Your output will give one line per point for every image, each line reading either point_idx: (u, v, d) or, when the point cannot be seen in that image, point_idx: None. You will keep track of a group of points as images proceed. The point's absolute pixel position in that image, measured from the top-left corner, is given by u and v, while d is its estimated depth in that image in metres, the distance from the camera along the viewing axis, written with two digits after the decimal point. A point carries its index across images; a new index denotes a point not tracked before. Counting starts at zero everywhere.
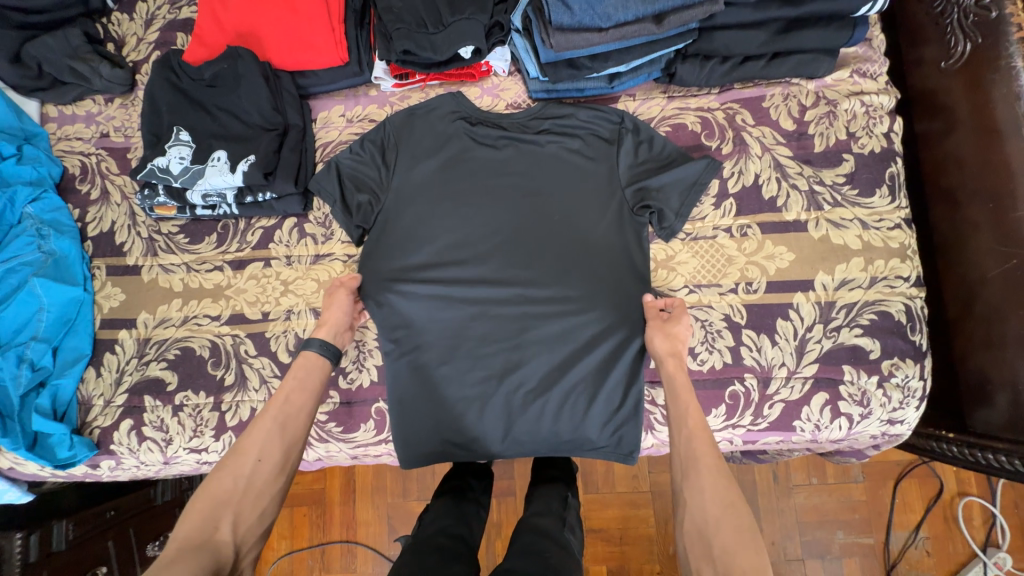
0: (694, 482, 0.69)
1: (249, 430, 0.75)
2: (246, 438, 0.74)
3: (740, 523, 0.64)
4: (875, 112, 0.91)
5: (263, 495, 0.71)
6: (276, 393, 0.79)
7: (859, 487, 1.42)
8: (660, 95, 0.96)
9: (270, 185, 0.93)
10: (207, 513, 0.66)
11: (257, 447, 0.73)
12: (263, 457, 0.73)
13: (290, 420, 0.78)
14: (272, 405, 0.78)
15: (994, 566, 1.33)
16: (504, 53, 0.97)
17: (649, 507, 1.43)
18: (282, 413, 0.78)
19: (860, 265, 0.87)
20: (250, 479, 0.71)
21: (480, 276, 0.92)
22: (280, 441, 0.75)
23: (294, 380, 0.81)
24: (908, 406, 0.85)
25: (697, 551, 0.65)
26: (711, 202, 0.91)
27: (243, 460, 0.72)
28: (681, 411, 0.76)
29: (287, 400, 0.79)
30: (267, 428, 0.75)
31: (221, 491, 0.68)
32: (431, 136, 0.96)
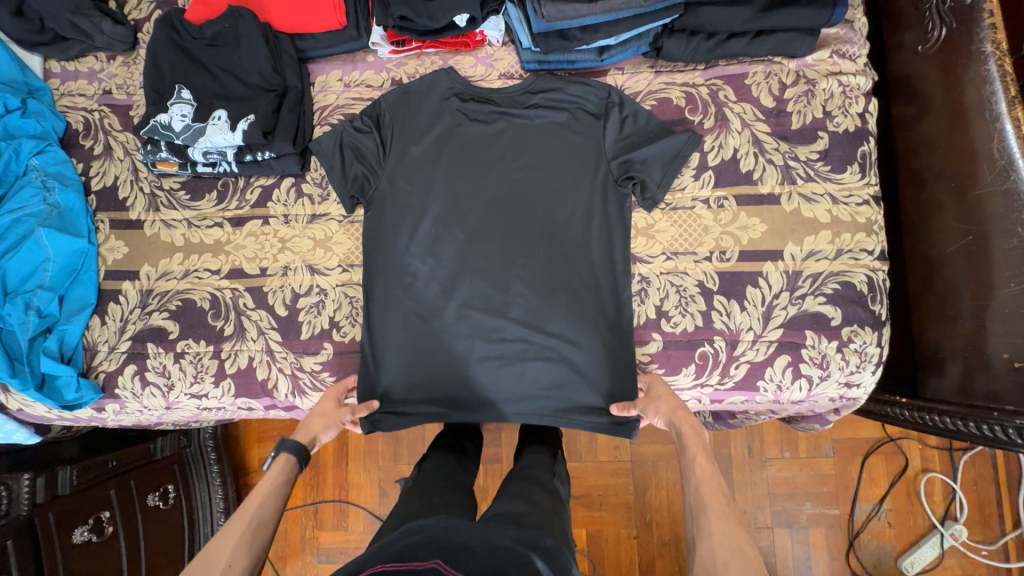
0: (705, 528, 0.68)
1: (217, 538, 0.68)
2: (215, 547, 0.66)
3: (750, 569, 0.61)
4: (852, 92, 0.95)
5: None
6: (249, 496, 0.74)
7: (829, 462, 1.50)
8: (648, 69, 0.99)
9: (269, 144, 0.96)
10: None
11: (226, 553, 0.66)
12: (232, 564, 0.65)
13: (264, 526, 0.71)
14: (244, 508, 0.72)
15: (951, 537, 1.43)
16: (499, 23, 0.99)
17: (629, 475, 1.51)
18: (256, 514, 0.71)
19: (828, 238, 0.92)
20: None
21: (470, 243, 0.97)
22: (252, 547, 0.68)
23: (270, 485, 0.76)
24: (865, 370, 0.92)
25: None
26: (691, 174, 0.95)
27: (211, 567, 0.64)
28: (690, 461, 0.76)
29: (264, 505, 0.73)
30: (238, 535, 0.68)
31: None
32: (424, 113, 1.00)
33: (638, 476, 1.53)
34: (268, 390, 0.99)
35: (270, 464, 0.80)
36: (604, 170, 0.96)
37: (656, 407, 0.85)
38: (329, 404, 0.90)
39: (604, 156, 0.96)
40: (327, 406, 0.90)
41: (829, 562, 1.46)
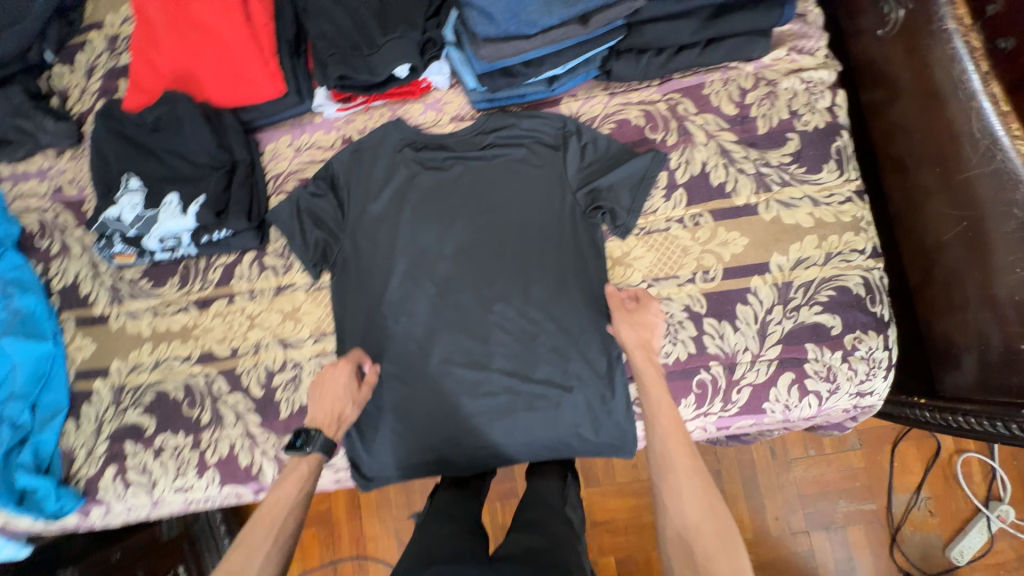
0: (672, 486, 0.66)
1: (241, 547, 0.67)
2: (238, 557, 0.66)
3: (720, 528, 0.62)
4: (816, 88, 0.91)
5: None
6: (269, 503, 0.72)
7: (857, 454, 1.43)
8: (602, 92, 0.95)
9: (223, 224, 0.93)
10: None
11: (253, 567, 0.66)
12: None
13: (285, 539, 0.70)
14: (270, 517, 0.71)
15: (998, 519, 1.34)
16: (442, 68, 0.97)
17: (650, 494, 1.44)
18: (283, 525, 0.70)
19: (814, 242, 0.87)
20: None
21: (442, 295, 0.93)
22: (279, 561, 0.68)
23: (296, 490, 0.74)
24: (876, 376, 0.86)
25: (681, 562, 0.61)
26: (661, 195, 0.91)
27: None
28: (656, 409, 0.73)
29: (291, 514, 0.72)
30: (266, 548, 0.68)
31: None
32: (379, 169, 0.97)
33: None
34: (253, 475, 0.94)
35: (292, 452, 0.77)
36: (569, 201, 0.92)
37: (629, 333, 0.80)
38: (349, 386, 0.85)
39: (568, 186, 0.92)
40: (351, 387, 0.85)
41: (873, 561, 1.38)
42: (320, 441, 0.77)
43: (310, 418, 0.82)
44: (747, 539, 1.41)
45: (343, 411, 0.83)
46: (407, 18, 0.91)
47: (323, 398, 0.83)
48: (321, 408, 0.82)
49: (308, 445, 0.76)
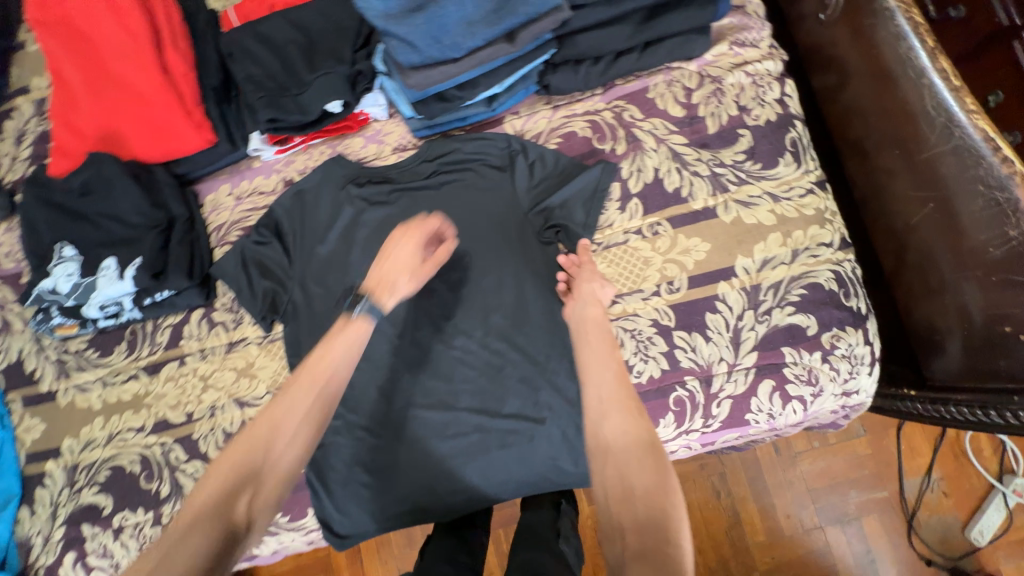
0: (612, 426, 0.66)
1: (285, 398, 0.71)
2: (281, 403, 0.71)
3: (660, 464, 0.62)
4: (763, 80, 0.88)
5: (283, 476, 0.69)
6: (313, 359, 0.74)
7: (863, 441, 1.37)
8: (545, 106, 0.92)
9: (162, 284, 0.89)
10: (230, 479, 0.65)
11: (290, 424, 0.70)
12: (293, 442, 0.70)
13: (324, 404, 0.73)
14: (310, 377, 0.73)
15: (1015, 495, 1.27)
16: (377, 98, 0.92)
17: None
18: (321, 390, 0.73)
19: (779, 241, 0.83)
20: (276, 460, 0.68)
21: (400, 334, 0.89)
22: (319, 417, 0.72)
23: (339, 354, 0.74)
24: (860, 374, 0.81)
25: (619, 499, 0.61)
26: (616, 207, 0.87)
27: (276, 437, 0.69)
28: (601, 354, 0.73)
29: (332, 376, 0.74)
30: (306, 405, 0.71)
31: (246, 463, 0.66)
32: (323, 209, 0.93)
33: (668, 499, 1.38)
34: None
35: (344, 312, 0.77)
36: (521, 224, 0.88)
37: (588, 280, 0.80)
38: (412, 255, 0.79)
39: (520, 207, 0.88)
40: (409, 261, 0.79)
41: (892, 551, 1.31)
42: (369, 306, 0.76)
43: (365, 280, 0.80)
44: (761, 542, 1.33)
45: (394, 284, 0.78)
46: (334, 53, 0.88)
47: (382, 264, 0.79)
48: (378, 269, 0.78)
49: (356, 308, 0.75)
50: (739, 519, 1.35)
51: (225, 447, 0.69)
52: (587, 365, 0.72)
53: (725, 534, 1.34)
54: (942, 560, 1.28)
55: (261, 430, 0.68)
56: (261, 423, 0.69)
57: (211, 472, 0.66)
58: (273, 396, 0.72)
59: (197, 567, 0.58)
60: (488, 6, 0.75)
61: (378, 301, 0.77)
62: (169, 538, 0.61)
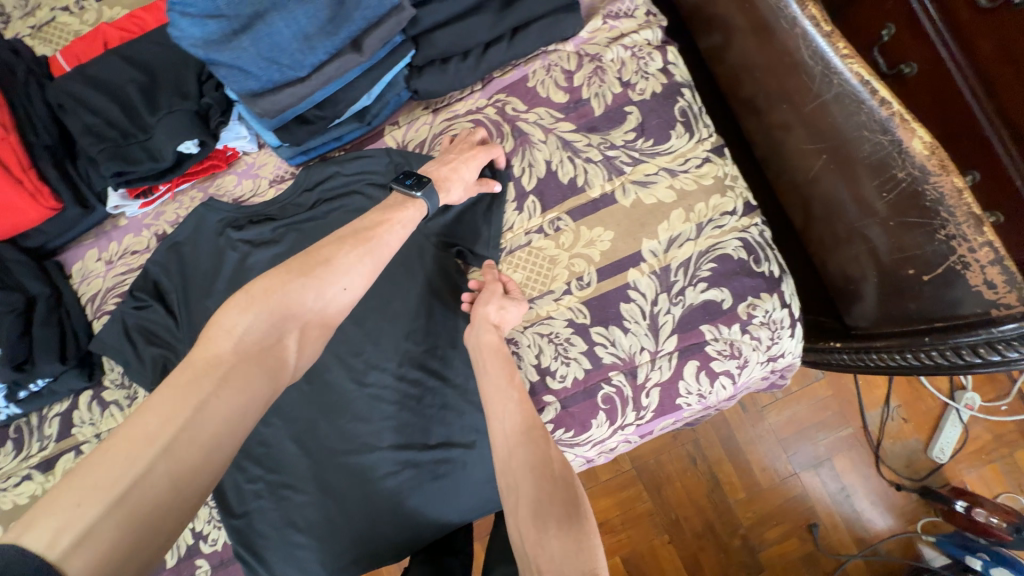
0: (523, 461, 0.65)
1: (337, 247, 0.66)
2: (336, 252, 0.65)
3: (568, 497, 0.61)
4: (642, 51, 0.83)
5: (327, 327, 0.65)
6: (377, 215, 0.71)
7: (823, 384, 1.36)
8: (424, 112, 0.85)
9: (32, 373, 0.80)
10: (273, 322, 0.59)
11: (343, 274, 0.65)
12: (349, 286, 0.65)
13: (380, 261, 0.69)
14: (371, 234, 0.68)
15: (967, 408, 1.30)
16: (239, 131, 0.84)
17: (635, 484, 1.36)
18: (378, 249, 0.68)
19: (682, 217, 0.80)
20: (323, 308, 0.64)
21: (310, 380, 0.82)
22: (373, 271, 0.68)
23: (404, 219, 0.72)
24: (782, 337, 0.80)
25: (532, 539, 0.59)
26: (514, 208, 0.82)
27: (328, 280, 0.64)
28: (499, 385, 0.71)
29: (389, 241, 0.69)
30: (361, 259, 0.67)
31: (290, 306, 0.60)
32: (204, 261, 0.84)
33: (649, 478, 1.36)
34: None
35: (400, 187, 0.74)
36: (420, 245, 0.82)
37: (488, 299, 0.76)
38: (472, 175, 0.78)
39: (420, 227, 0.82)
40: (469, 174, 0.77)
41: (864, 483, 1.32)
42: (427, 196, 0.73)
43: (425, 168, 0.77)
44: (742, 499, 1.33)
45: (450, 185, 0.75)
46: (178, 89, 0.80)
47: (444, 164, 0.76)
48: (439, 166, 0.76)
49: (420, 189, 0.73)
50: (718, 482, 1.34)
51: (255, 284, 0.60)
52: (490, 399, 0.71)
53: (705, 497, 1.34)
54: (910, 483, 1.31)
55: (312, 267, 0.63)
56: (308, 262, 0.64)
57: (247, 308, 0.58)
58: (320, 243, 0.67)
59: (246, 411, 0.53)
60: (321, 15, 0.68)
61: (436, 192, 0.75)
62: (206, 377, 0.52)
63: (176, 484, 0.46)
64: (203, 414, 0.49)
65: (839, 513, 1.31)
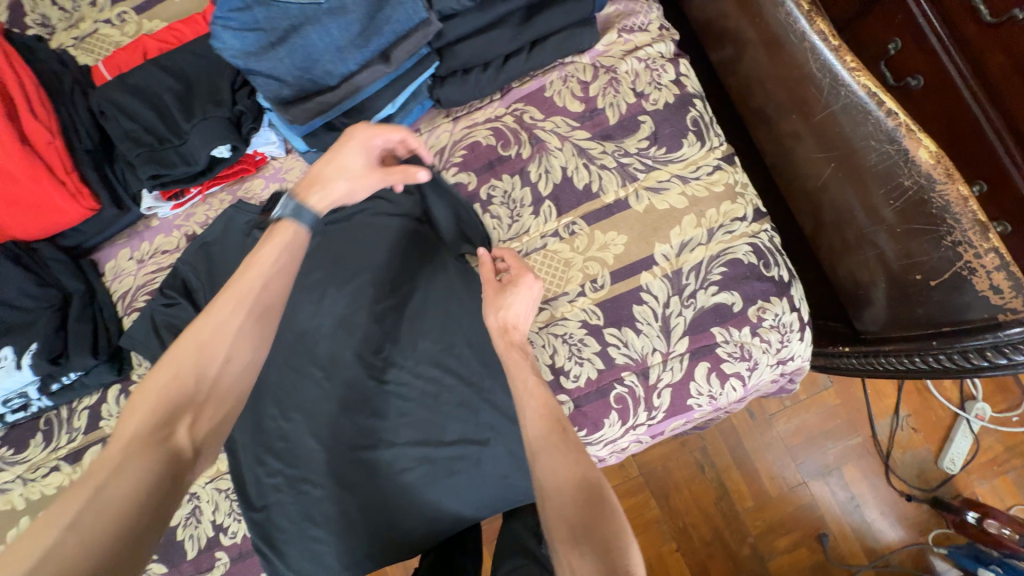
0: (548, 465, 0.63)
1: (210, 309, 0.58)
2: (207, 320, 0.58)
3: (598, 499, 0.59)
4: (656, 63, 0.87)
5: (230, 398, 0.58)
6: (246, 268, 0.61)
7: (831, 393, 1.37)
8: (445, 120, 0.89)
9: (66, 367, 0.83)
10: (162, 403, 0.53)
11: (226, 342, 0.58)
12: (233, 355, 0.58)
13: (266, 317, 0.61)
14: (245, 285, 0.60)
15: (978, 419, 1.30)
16: (269, 137, 0.89)
17: (644, 491, 1.36)
18: (258, 300, 0.60)
19: (693, 222, 0.82)
20: (213, 381, 0.57)
21: (330, 376, 0.85)
22: (261, 328, 0.60)
23: (284, 265, 0.63)
24: (792, 340, 0.81)
25: (564, 546, 0.57)
26: (530, 212, 0.85)
27: (211, 351, 0.57)
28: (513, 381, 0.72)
29: (266, 284, 0.61)
30: (241, 317, 0.59)
31: (177, 385, 0.54)
32: (232, 259, 0.87)
33: (659, 484, 1.36)
34: None
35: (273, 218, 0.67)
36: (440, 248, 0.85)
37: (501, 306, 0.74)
38: (359, 161, 0.69)
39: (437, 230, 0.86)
40: (351, 163, 0.69)
41: (873, 492, 1.32)
42: (297, 207, 0.65)
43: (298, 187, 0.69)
44: (750, 507, 1.33)
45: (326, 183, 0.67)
46: (213, 96, 0.84)
47: (321, 165, 0.69)
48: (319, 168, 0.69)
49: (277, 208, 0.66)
50: (726, 489, 1.34)
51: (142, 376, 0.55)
52: None
53: (713, 505, 1.34)
54: (921, 493, 1.31)
55: (191, 343, 0.57)
56: (186, 341, 0.57)
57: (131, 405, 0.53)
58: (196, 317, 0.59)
59: (148, 492, 0.49)
60: (353, 29, 0.73)
61: (316, 200, 0.66)
62: (100, 469, 0.49)
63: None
64: (101, 502, 0.46)
65: (849, 522, 1.31)
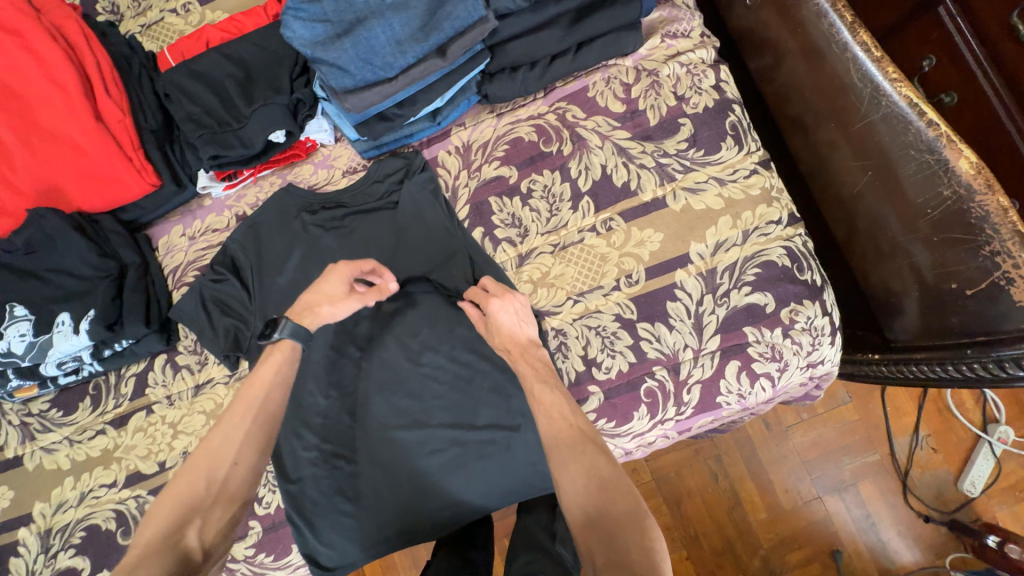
0: (561, 462, 0.64)
1: (223, 422, 0.68)
2: (218, 434, 0.67)
3: (615, 487, 0.60)
4: (697, 68, 0.89)
5: (235, 503, 0.65)
6: (248, 383, 0.70)
7: (850, 408, 1.36)
8: (489, 115, 0.92)
9: (119, 334, 0.87)
10: (175, 512, 0.61)
11: (233, 450, 0.66)
12: (239, 460, 0.66)
13: (268, 425, 0.69)
14: (249, 399, 0.69)
15: (1000, 442, 1.29)
16: (321, 124, 0.93)
17: (658, 496, 1.36)
18: (261, 409, 0.69)
19: (729, 223, 0.84)
20: (221, 487, 0.64)
21: (368, 357, 0.88)
22: (263, 435, 0.68)
23: (280, 376, 0.72)
24: (823, 344, 0.82)
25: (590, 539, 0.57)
26: (568, 207, 0.88)
27: (219, 462, 0.65)
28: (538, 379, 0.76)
29: (268, 394, 0.70)
30: (247, 427, 0.68)
31: (190, 493, 0.63)
32: (279, 240, 0.91)
33: (673, 489, 1.36)
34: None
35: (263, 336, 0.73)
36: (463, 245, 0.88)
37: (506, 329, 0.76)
38: (333, 285, 0.75)
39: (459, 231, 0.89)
40: (329, 289, 0.75)
41: (890, 512, 1.31)
42: (287, 330, 0.72)
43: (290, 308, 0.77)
44: (764, 519, 1.33)
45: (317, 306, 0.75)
46: (272, 83, 0.88)
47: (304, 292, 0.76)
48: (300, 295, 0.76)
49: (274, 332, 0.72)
50: (740, 499, 1.34)
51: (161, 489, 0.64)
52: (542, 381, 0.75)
53: (727, 515, 1.34)
54: (939, 515, 1.29)
55: (202, 457, 0.65)
56: (199, 453, 0.65)
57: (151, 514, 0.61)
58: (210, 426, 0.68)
59: None
60: (414, 24, 0.78)
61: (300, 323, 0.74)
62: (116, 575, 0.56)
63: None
64: None
65: (864, 541, 1.30)
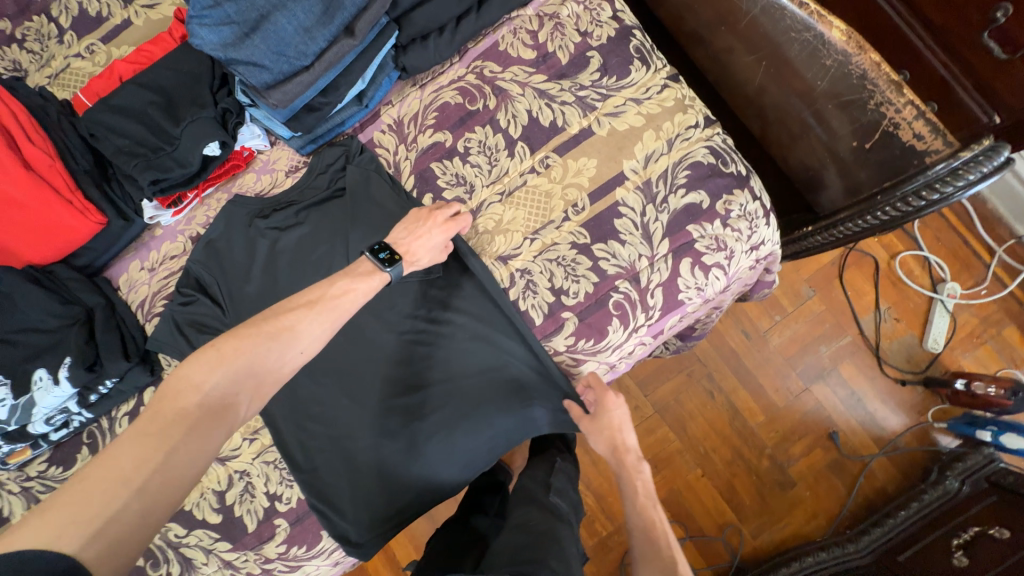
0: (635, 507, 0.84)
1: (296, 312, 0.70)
2: (293, 322, 0.69)
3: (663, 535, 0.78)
4: (593, 4, 0.95)
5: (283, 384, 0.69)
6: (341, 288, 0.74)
7: (815, 301, 1.46)
8: (412, 89, 0.96)
9: (102, 374, 0.88)
10: (237, 374, 0.64)
11: (302, 342, 0.69)
12: (305, 349, 0.69)
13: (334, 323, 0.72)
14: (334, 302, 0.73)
15: (950, 297, 1.41)
16: (252, 131, 0.95)
17: (664, 424, 1.43)
18: (339, 313, 0.73)
19: (653, 136, 0.91)
20: (282, 366, 0.67)
21: (353, 341, 0.91)
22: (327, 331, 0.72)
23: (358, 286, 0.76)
24: (759, 226, 0.90)
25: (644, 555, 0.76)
26: (506, 155, 0.93)
27: (287, 346, 0.68)
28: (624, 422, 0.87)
29: (343, 308, 0.73)
30: (319, 325, 0.71)
31: (252, 363, 0.65)
32: (240, 252, 0.93)
33: (675, 412, 1.43)
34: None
35: (373, 255, 0.79)
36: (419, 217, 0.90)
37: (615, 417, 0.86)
38: (437, 239, 0.83)
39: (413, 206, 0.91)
40: (433, 242, 0.83)
41: (871, 385, 1.41)
42: (398, 270, 0.80)
43: (392, 241, 0.82)
44: (763, 421, 1.41)
45: (416, 252, 0.82)
46: (195, 101, 0.91)
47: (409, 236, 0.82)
48: (406, 236, 0.82)
49: (390, 267, 0.78)
50: (737, 408, 1.42)
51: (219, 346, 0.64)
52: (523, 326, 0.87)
53: (729, 425, 1.42)
54: (913, 376, 1.41)
55: (278, 334, 0.68)
56: (275, 328, 0.68)
57: (213, 363, 0.63)
58: (286, 307, 0.71)
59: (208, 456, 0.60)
60: (316, 10, 0.83)
61: (404, 264, 0.81)
62: (178, 425, 0.59)
63: (138, 524, 0.54)
64: (173, 459, 0.57)
65: (854, 417, 1.40)
